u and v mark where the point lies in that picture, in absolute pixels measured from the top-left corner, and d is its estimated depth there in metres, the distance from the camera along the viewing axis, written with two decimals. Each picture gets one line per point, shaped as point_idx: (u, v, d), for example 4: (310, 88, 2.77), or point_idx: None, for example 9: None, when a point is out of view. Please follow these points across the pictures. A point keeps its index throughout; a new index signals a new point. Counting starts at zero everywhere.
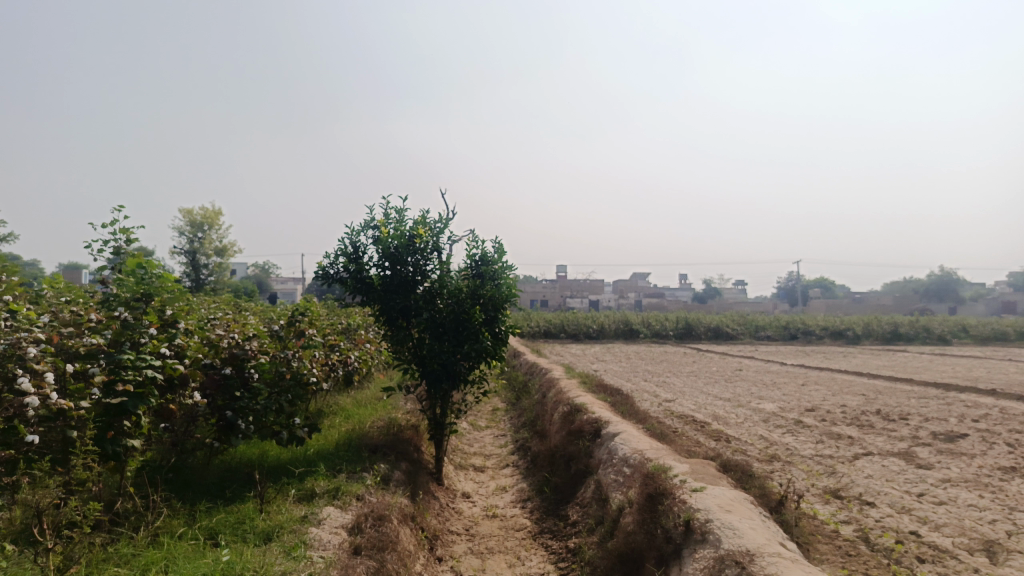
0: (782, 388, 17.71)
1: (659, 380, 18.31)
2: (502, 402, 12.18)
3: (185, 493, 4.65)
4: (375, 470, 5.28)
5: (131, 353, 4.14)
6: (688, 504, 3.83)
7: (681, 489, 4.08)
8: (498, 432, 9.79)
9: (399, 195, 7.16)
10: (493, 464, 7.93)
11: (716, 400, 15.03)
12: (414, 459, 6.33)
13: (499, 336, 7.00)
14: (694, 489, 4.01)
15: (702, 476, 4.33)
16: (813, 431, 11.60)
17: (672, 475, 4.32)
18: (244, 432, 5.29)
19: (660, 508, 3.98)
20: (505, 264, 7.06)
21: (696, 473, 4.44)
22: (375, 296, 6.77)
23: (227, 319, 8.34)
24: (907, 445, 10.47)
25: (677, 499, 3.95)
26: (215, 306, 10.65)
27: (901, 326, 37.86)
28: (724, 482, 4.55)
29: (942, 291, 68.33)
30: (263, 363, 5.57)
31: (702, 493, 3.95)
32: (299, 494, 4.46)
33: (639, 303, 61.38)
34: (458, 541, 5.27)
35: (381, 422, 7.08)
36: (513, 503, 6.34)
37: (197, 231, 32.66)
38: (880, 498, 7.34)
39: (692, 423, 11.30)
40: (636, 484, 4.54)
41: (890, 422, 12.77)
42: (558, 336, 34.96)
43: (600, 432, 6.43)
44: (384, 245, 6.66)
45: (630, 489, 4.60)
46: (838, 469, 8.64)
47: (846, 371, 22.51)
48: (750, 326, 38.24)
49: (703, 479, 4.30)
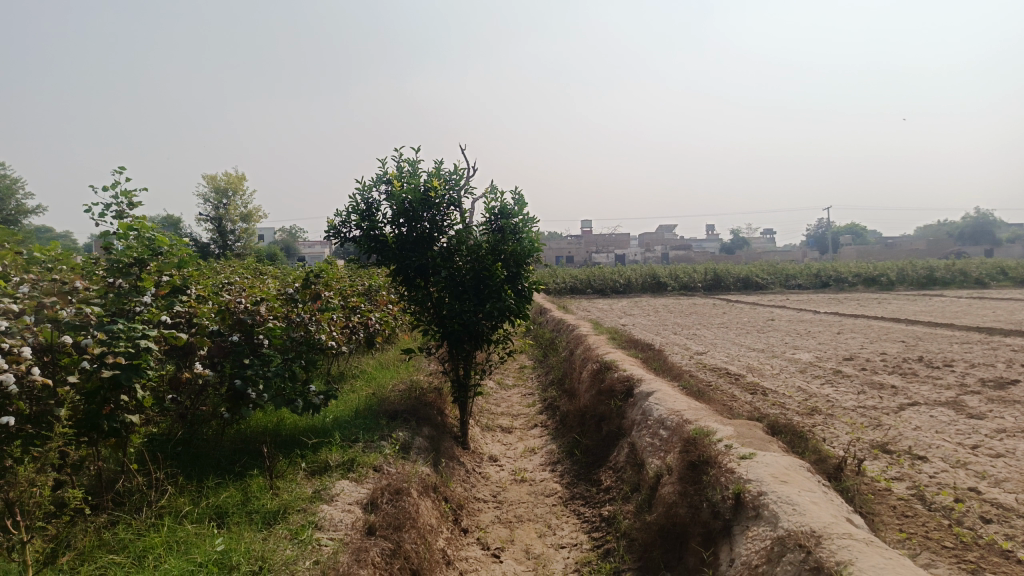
0: (817, 337, 17.19)
1: (690, 333, 17.89)
2: (530, 360, 11.87)
3: (193, 467, 4.40)
4: (394, 437, 4.95)
5: (124, 324, 3.91)
6: (737, 474, 3.45)
7: (727, 456, 3.69)
8: (526, 391, 9.49)
9: (412, 147, 6.72)
10: (521, 425, 7.62)
11: (750, 352, 14.57)
12: (438, 423, 6.02)
13: (522, 293, 6.60)
14: (742, 457, 3.62)
15: (750, 441, 3.94)
16: (854, 381, 11.13)
17: (716, 440, 3.93)
18: (254, 401, 4.97)
19: (705, 479, 3.61)
20: (526, 216, 6.62)
21: (743, 437, 4.05)
22: (390, 255, 6.38)
23: (242, 282, 8.07)
24: (955, 393, 9.98)
25: (724, 469, 3.56)
26: (234, 270, 10.42)
27: (937, 270, 36.84)
28: (773, 446, 4.16)
29: (979, 234, 66.29)
30: (273, 329, 5.23)
31: (752, 461, 3.57)
32: (312, 469, 4.16)
33: (666, 255, 60.55)
34: (485, 509, 4.97)
35: (402, 386, 6.78)
36: (543, 466, 6.03)
37: (221, 197, 32.58)
38: (932, 452, 6.90)
39: (726, 376, 10.92)
40: (675, 449, 4.17)
41: (935, 369, 12.24)
42: (585, 292, 34.58)
43: (632, 391, 6.04)
44: (397, 200, 6.25)
45: (668, 455, 4.23)
46: (884, 422, 8.21)
47: (882, 318, 21.86)
48: (781, 275, 37.43)
49: (751, 444, 3.90)
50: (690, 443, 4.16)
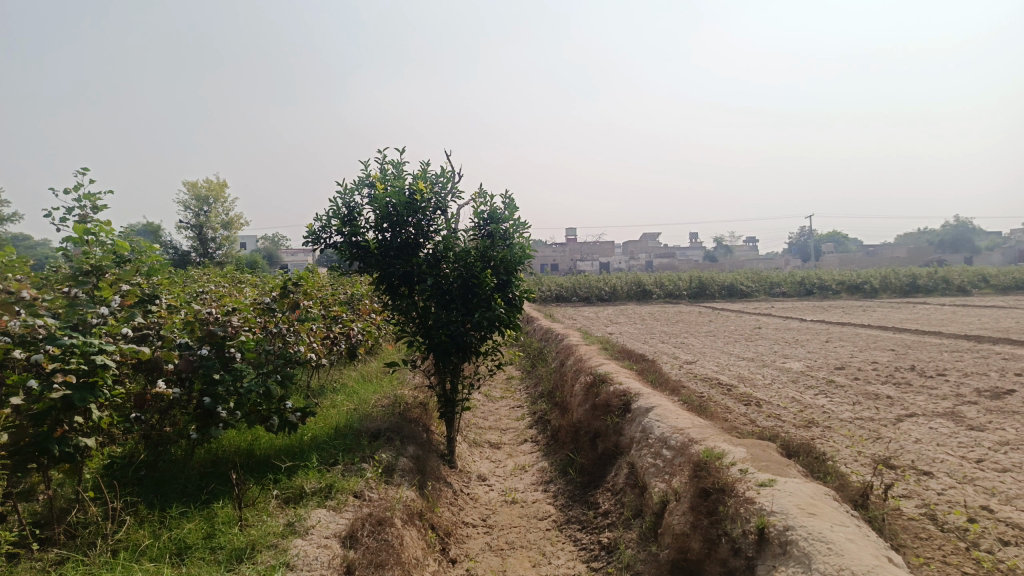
0: (805, 345, 16.98)
1: (677, 341, 17.65)
2: (517, 370, 11.54)
3: (156, 494, 4.04)
4: (376, 459, 4.59)
5: (79, 337, 3.58)
6: (757, 505, 3.15)
7: (743, 483, 3.39)
8: (514, 403, 9.15)
9: (396, 149, 6.39)
10: (510, 440, 7.27)
11: (740, 361, 14.34)
12: (423, 441, 5.67)
13: (512, 303, 6.28)
14: (760, 484, 3.32)
15: (767, 466, 3.64)
16: (848, 391, 10.92)
17: (728, 464, 3.63)
18: (225, 421, 4.59)
19: (720, 510, 3.30)
20: (516, 221, 6.31)
21: (758, 462, 3.75)
22: (373, 262, 6.02)
23: (217, 292, 7.69)
24: (952, 404, 9.77)
25: (742, 499, 3.27)
26: (211, 278, 10.03)
27: (919, 278, 36.95)
28: (790, 470, 3.86)
29: (958, 242, 66.86)
30: (245, 342, 4.87)
31: (773, 489, 3.27)
32: (286, 497, 3.80)
33: (650, 263, 60.49)
34: (474, 536, 4.63)
35: (385, 401, 6.45)
36: (535, 486, 5.71)
37: (202, 204, 32.02)
38: (937, 466, 6.64)
39: (718, 387, 10.65)
40: (683, 472, 3.87)
41: (928, 378, 12.07)
42: (570, 300, 34.34)
43: (629, 406, 5.73)
44: (381, 204, 5.91)
45: (676, 479, 3.92)
46: (884, 434, 7.95)
47: (869, 326, 21.74)
48: (765, 282, 37.38)
49: (768, 468, 3.61)
50: (699, 465, 3.85)
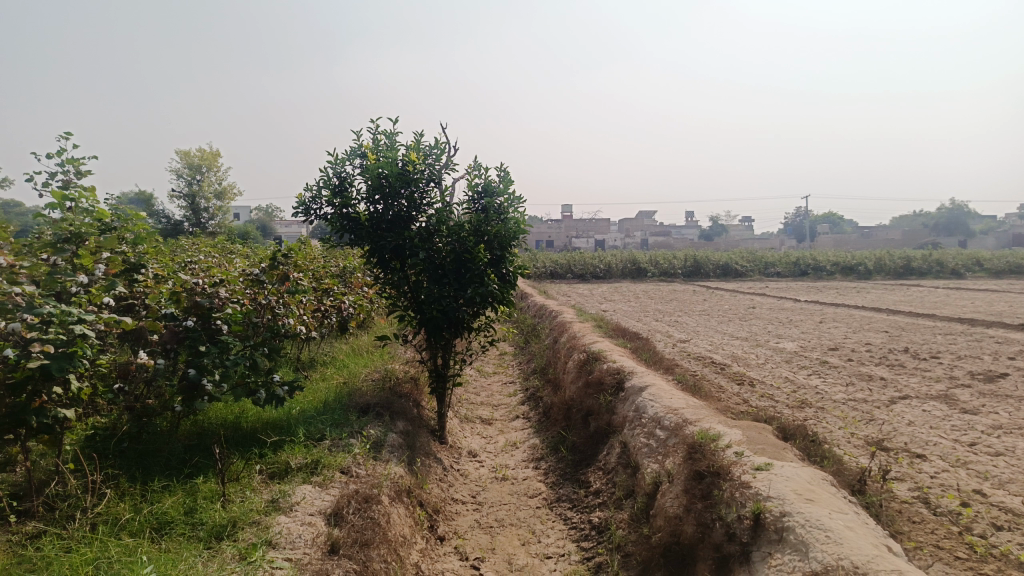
0: (799, 326, 16.95)
1: (672, 320, 17.60)
2: (510, 346, 11.47)
3: (138, 467, 3.95)
4: (365, 435, 4.51)
5: (57, 306, 3.45)
6: (754, 489, 3.09)
7: (739, 467, 3.32)
8: (507, 379, 9.08)
9: (389, 118, 6.24)
10: (501, 416, 7.21)
11: (734, 340, 14.30)
12: (413, 416, 5.59)
13: (506, 278, 6.18)
14: (756, 468, 3.25)
15: (762, 449, 3.57)
16: (841, 372, 10.89)
17: (724, 447, 3.56)
18: (211, 394, 4.49)
19: (715, 494, 3.24)
20: (511, 195, 6.18)
21: (755, 445, 3.68)
22: (364, 234, 5.89)
23: (206, 262, 7.55)
24: (945, 387, 9.75)
25: (737, 484, 3.20)
26: (201, 248, 9.87)
27: (914, 260, 36.96)
28: (786, 453, 3.79)
29: (953, 224, 66.86)
30: (232, 314, 4.74)
31: (769, 473, 3.20)
32: (270, 472, 3.72)
33: (646, 240, 60.35)
34: (463, 513, 4.57)
35: (375, 375, 6.36)
36: (525, 463, 5.65)
37: (195, 173, 31.68)
38: (930, 449, 6.61)
39: (712, 366, 10.60)
40: (677, 453, 3.79)
41: (922, 361, 12.05)
42: (565, 276, 34.27)
43: (622, 384, 5.66)
44: (373, 174, 5.76)
45: (670, 460, 3.85)
46: (877, 416, 7.92)
47: (863, 307, 21.71)
48: (760, 262, 37.33)
49: (764, 451, 3.54)
50: (693, 447, 3.78)
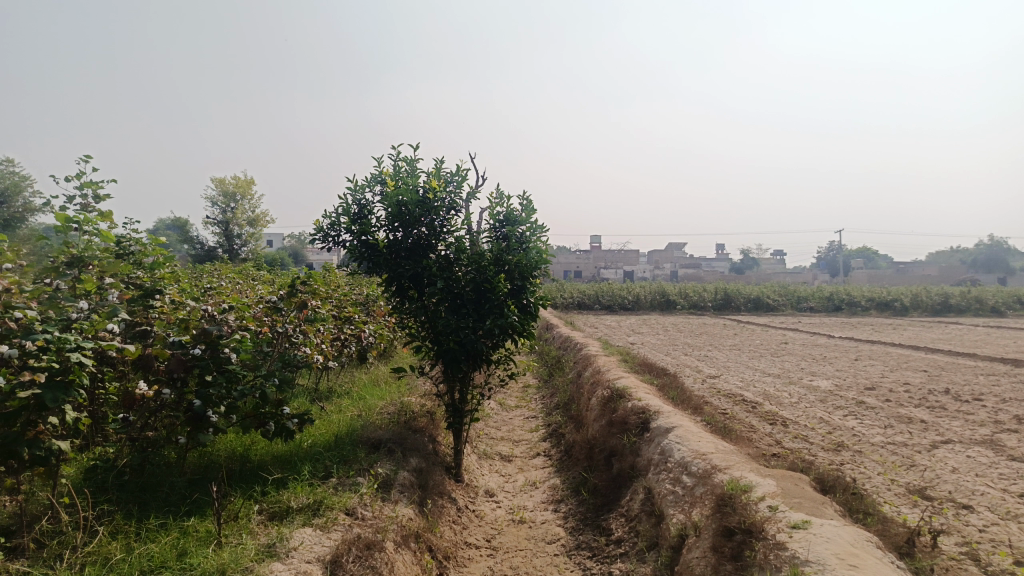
0: (834, 363, 16.44)
1: (701, 354, 17.20)
2: (534, 378, 11.22)
3: (136, 503, 3.78)
4: (373, 472, 4.30)
5: (54, 333, 3.33)
6: (789, 552, 2.80)
7: (773, 524, 3.04)
8: (529, 413, 8.82)
9: (410, 144, 6.13)
10: (522, 453, 6.95)
11: (765, 377, 13.87)
12: (427, 453, 5.36)
13: (527, 310, 5.96)
14: (793, 526, 2.97)
15: (799, 503, 3.28)
16: (879, 413, 10.43)
17: (756, 500, 3.29)
18: (216, 426, 4.32)
19: (748, 554, 2.96)
20: (534, 224, 5.99)
21: (791, 498, 3.39)
22: (382, 262, 5.74)
23: (226, 288, 7.47)
24: (991, 431, 9.26)
25: (771, 544, 2.92)
26: (225, 274, 9.83)
27: (951, 297, 36.00)
28: (826, 509, 3.49)
29: (992, 261, 65.16)
30: (240, 342, 4.58)
31: (807, 534, 2.92)
32: (270, 512, 3.52)
33: (675, 273, 59.88)
34: (476, 559, 4.32)
35: (391, 408, 6.16)
36: (544, 505, 5.38)
37: (229, 200, 32.16)
38: (977, 500, 6.19)
39: (742, 404, 10.22)
40: (705, 505, 3.52)
41: (964, 402, 11.53)
42: (593, 308, 33.96)
43: (647, 424, 5.38)
44: (392, 202, 5.64)
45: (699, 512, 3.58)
46: (919, 462, 7.49)
47: (900, 345, 21.03)
48: (792, 297, 36.64)
49: (800, 506, 3.25)
50: (722, 498, 3.50)
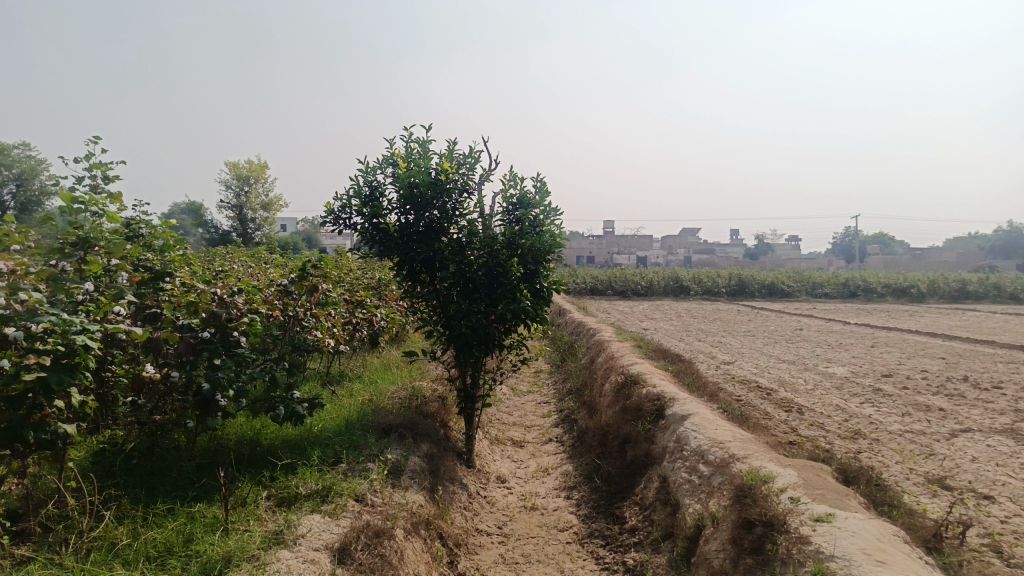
0: (849, 349, 16.26)
1: (715, 340, 17.06)
2: (546, 363, 11.15)
3: (143, 488, 3.73)
4: (383, 458, 4.23)
5: (59, 314, 3.27)
6: (814, 546, 2.71)
7: (796, 518, 2.95)
8: (541, 399, 8.75)
9: (422, 126, 6.02)
10: (534, 439, 6.88)
11: (780, 363, 13.72)
12: (438, 438, 5.30)
13: (540, 294, 5.86)
14: (816, 520, 2.88)
15: (822, 495, 3.19)
16: (896, 401, 10.27)
17: (777, 491, 3.20)
18: (225, 410, 4.27)
19: (769, 548, 2.87)
20: (548, 207, 5.88)
21: (813, 490, 3.30)
22: (393, 245, 5.65)
23: (237, 271, 7.41)
24: (1011, 420, 9.09)
25: (794, 538, 2.83)
26: (237, 257, 9.79)
27: (969, 284, 35.56)
28: (850, 501, 3.40)
29: (1011, 248, 64.29)
30: (250, 326, 4.52)
31: (831, 528, 2.83)
32: (278, 498, 3.47)
33: (689, 258, 59.56)
34: (487, 546, 4.26)
35: (402, 393, 6.10)
36: (557, 492, 5.31)
37: (243, 184, 32.18)
38: (999, 490, 6.06)
39: (757, 390, 10.10)
40: (723, 495, 3.43)
41: (983, 390, 11.35)
42: (605, 293, 33.81)
43: (662, 411, 5.29)
44: (404, 184, 5.55)
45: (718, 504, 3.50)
46: (938, 450, 7.36)
47: (916, 332, 20.77)
48: (807, 282, 36.31)
49: (822, 498, 3.15)
50: (740, 489, 3.41)
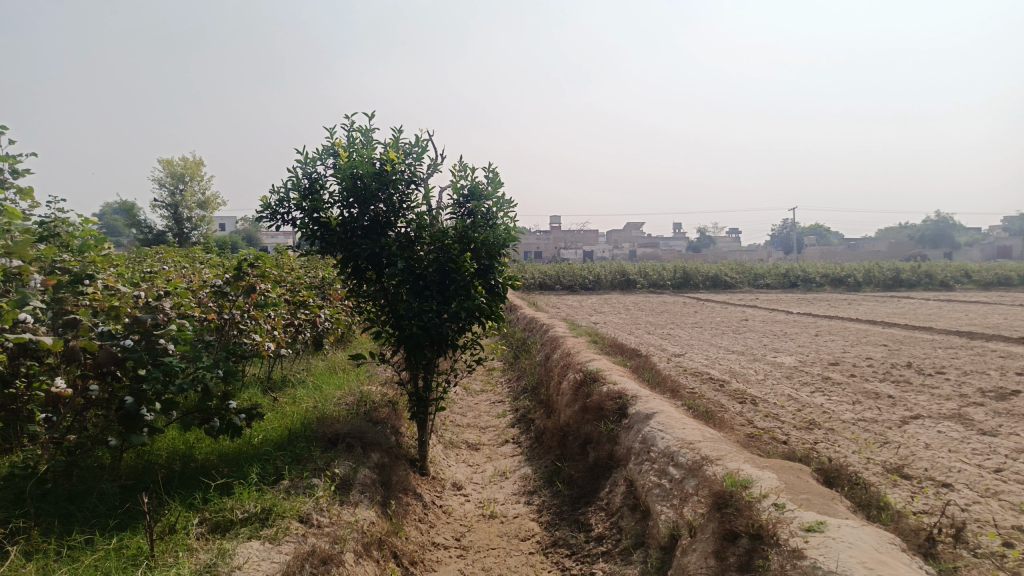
0: (795, 339, 16.46)
1: (665, 333, 17.07)
2: (498, 361, 10.90)
3: (57, 518, 3.32)
4: (330, 472, 3.90)
5: None
6: (811, 563, 2.55)
7: (788, 530, 2.79)
8: (495, 398, 8.48)
9: (365, 113, 5.68)
10: (490, 440, 6.62)
11: (730, 354, 13.76)
12: (389, 446, 4.97)
13: (494, 290, 5.59)
14: (811, 534, 2.72)
15: (809, 501, 3.04)
16: (846, 389, 10.34)
17: (761, 500, 3.04)
18: (152, 425, 3.86)
19: (763, 565, 2.70)
20: (500, 198, 5.60)
21: (795, 496, 3.16)
22: (336, 241, 5.29)
23: (168, 272, 6.93)
24: (957, 406, 9.21)
25: (788, 552, 2.67)
26: (171, 257, 9.24)
27: (903, 273, 36.72)
28: (833, 506, 3.27)
29: (939, 237, 66.77)
30: (179, 331, 4.13)
31: (825, 541, 2.67)
32: (213, 523, 3.12)
33: (634, 252, 60.08)
34: (445, 561, 3.97)
35: (350, 398, 5.75)
36: (516, 497, 5.06)
37: (178, 183, 30.98)
38: (955, 477, 6.05)
39: (710, 382, 10.04)
40: (703, 505, 3.25)
41: (927, 376, 11.55)
42: (553, 288, 33.76)
43: (624, 411, 5.09)
44: (346, 175, 5.21)
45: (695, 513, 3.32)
46: (892, 438, 7.36)
47: (856, 319, 21.23)
48: (750, 274, 36.92)
49: (810, 506, 3.00)
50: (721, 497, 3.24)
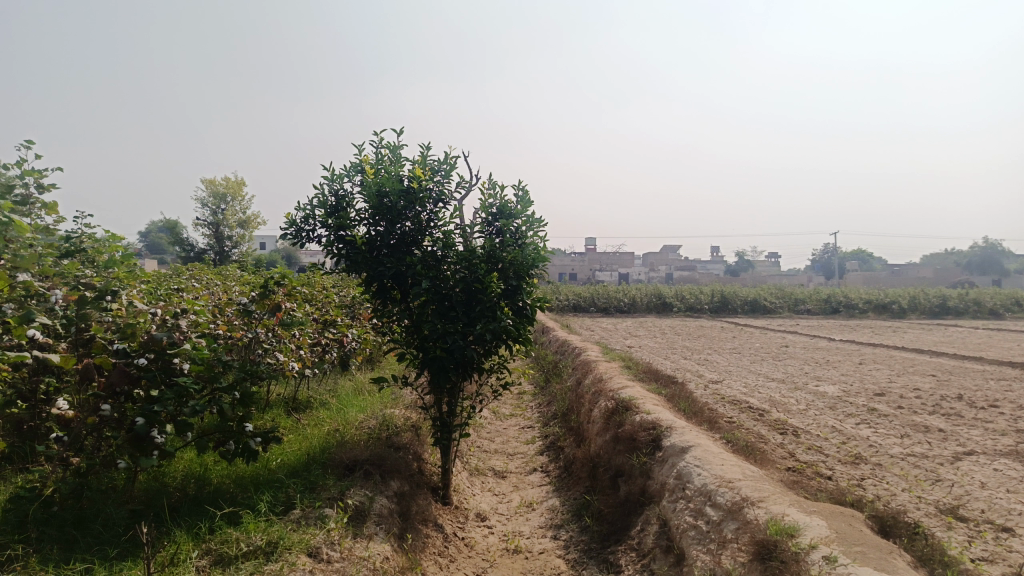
0: (838, 367, 15.89)
1: (702, 358, 16.64)
2: (530, 385, 10.66)
3: (60, 546, 3.18)
4: (343, 502, 3.70)
5: None
6: None
7: None
8: (524, 423, 8.24)
9: (393, 130, 5.57)
10: (517, 468, 6.37)
11: (770, 382, 13.31)
12: (410, 473, 4.77)
13: (523, 312, 5.38)
14: None
15: (865, 555, 2.77)
16: (893, 421, 9.86)
17: (809, 551, 2.77)
18: (164, 447, 3.73)
19: None
20: (531, 217, 5.42)
21: (847, 547, 2.90)
22: (361, 260, 5.15)
23: (196, 290, 6.88)
24: (1014, 442, 8.68)
25: None
26: (204, 275, 9.24)
27: (950, 300, 35.55)
28: (889, 559, 2.99)
29: (987, 264, 64.74)
30: (195, 350, 4.01)
31: None
32: (216, 556, 2.95)
33: (670, 275, 59.43)
34: None
35: (373, 422, 5.57)
36: (542, 530, 4.81)
37: (220, 202, 31.52)
38: (1017, 520, 5.63)
39: (749, 412, 9.65)
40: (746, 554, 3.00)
41: (980, 409, 10.97)
42: (588, 310, 33.44)
43: (657, 442, 4.83)
44: (373, 192, 5.08)
45: (735, 564, 3.06)
46: (945, 475, 6.92)
47: (902, 348, 20.48)
48: (790, 299, 36.13)
49: (865, 561, 2.73)
50: (765, 547, 2.98)
